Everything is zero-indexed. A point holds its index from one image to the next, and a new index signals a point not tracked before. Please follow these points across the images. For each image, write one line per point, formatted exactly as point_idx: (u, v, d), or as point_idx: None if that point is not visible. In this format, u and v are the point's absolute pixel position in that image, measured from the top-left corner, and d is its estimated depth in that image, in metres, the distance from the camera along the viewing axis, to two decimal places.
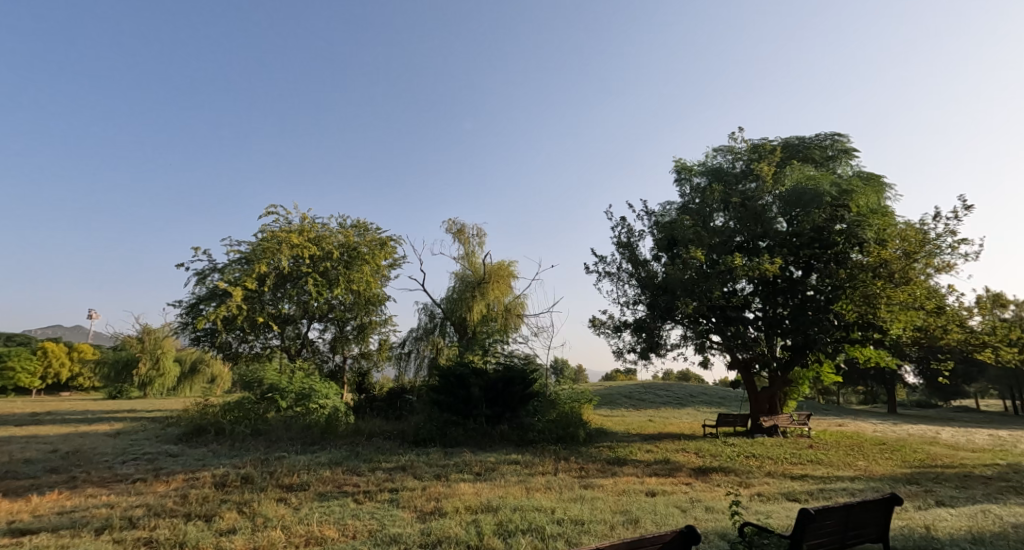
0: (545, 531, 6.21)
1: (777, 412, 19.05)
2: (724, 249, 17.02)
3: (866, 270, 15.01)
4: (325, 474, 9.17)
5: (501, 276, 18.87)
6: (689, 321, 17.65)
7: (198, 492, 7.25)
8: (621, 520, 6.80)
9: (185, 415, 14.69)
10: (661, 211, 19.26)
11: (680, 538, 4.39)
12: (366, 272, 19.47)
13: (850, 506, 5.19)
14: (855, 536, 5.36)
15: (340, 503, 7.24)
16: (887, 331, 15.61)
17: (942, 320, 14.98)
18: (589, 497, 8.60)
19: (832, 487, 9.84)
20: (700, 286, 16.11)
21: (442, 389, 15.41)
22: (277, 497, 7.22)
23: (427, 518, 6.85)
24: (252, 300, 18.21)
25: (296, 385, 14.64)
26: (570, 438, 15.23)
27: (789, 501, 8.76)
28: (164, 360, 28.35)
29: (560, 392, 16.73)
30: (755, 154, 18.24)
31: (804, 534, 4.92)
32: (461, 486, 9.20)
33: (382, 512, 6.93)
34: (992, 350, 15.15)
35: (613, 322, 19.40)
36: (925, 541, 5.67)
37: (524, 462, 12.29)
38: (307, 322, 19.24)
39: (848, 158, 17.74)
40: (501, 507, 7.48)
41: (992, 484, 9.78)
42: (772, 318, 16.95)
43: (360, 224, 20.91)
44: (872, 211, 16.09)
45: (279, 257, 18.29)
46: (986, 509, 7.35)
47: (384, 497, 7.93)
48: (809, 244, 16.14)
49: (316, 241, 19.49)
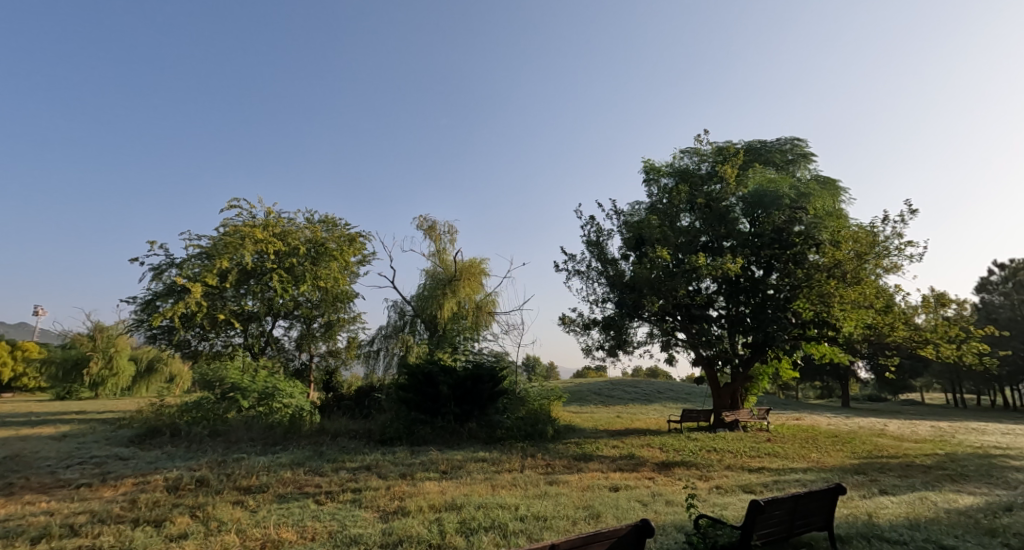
0: (508, 528, 6.28)
1: (738, 407, 19.69)
2: (689, 249, 17.46)
3: (822, 270, 15.72)
4: (285, 475, 8.99)
5: (472, 273, 18.90)
6: (656, 319, 18.04)
7: (147, 496, 7.01)
8: (583, 516, 6.94)
9: (139, 416, 14.13)
10: (630, 211, 19.52)
11: (636, 531, 4.52)
12: (334, 268, 19.10)
13: (798, 498, 5.42)
14: (802, 525, 5.61)
15: (300, 504, 7.13)
16: (840, 329, 16.37)
17: (890, 319, 15.81)
18: (553, 493, 8.73)
19: (785, 479, 10.26)
20: (666, 285, 16.47)
21: (409, 388, 15.23)
22: (234, 500, 7.05)
23: (390, 518, 6.81)
24: (212, 296, 17.60)
25: (258, 384, 14.23)
26: (537, 435, 15.45)
27: (745, 493, 9.08)
28: (117, 359, 27.22)
29: (530, 390, 16.75)
30: (720, 156, 18.68)
31: (753, 526, 5.08)
32: (426, 486, 9.13)
33: (343, 513, 6.85)
34: (934, 347, 16.09)
35: (582, 320, 19.66)
36: (866, 528, 5.97)
37: (492, 459, 12.37)
38: (271, 319, 18.71)
39: (807, 162, 18.43)
40: (465, 505, 7.49)
41: (931, 472, 10.39)
42: (735, 317, 17.53)
43: (328, 219, 20.49)
44: (829, 214, 16.74)
45: (242, 252, 17.73)
46: (923, 496, 7.80)
47: (346, 497, 7.84)
48: (769, 244, 16.56)
49: (282, 236, 19.05)
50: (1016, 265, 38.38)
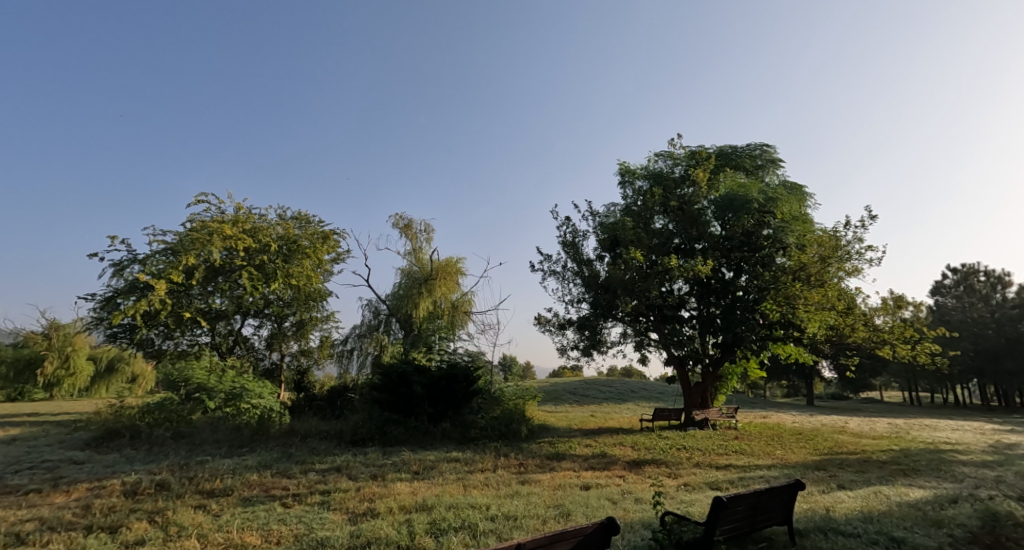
0: (478, 528, 6.28)
1: (708, 405, 20.13)
2: (662, 251, 17.77)
3: (788, 273, 16.23)
4: (252, 478, 8.80)
5: (448, 272, 18.82)
6: (630, 319, 18.34)
7: (103, 501, 6.78)
8: (554, 515, 7.01)
9: (96, 418, 13.58)
10: (606, 212, 19.77)
11: (602, 530, 4.60)
12: (307, 266, 18.71)
13: (759, 494, 5.56)
14: (763, 520, 5.78)
15: (266, 508, 6.98)
16: (805, 330, 16.86)
17: (851, 319, 16.51)
18: (524, 492, 8.76)
19: (750, 475, 10.55)
20: (639, 286, 16.74)
21: (383, 388, 15.11)
22: (196, 504, 6.86)
23: (358, 520, 6.74)
24: (178, 294, 16.99)
25: (226, 385, 13.79)
26: (512, 434, 15.47)
27: (712, 489, 9.32)
28: (74, 358, 26.16)
29: (505, 390, 16.79)
30: (693, 160, 19.03)
31: (716, 522, 5.20)
32: (397, 486, 9.10)
33: (310, 515, 6.75)
34: (890, 347, 16.78)
35: (557, 320, 19.80)
36: (824, 521, 6.19)
37: (465, 459, 12.34)
38: (241, 317, 18.26)
39: (775, 168, 18.98)
40: (435, 506, 7.46)
41: (886, 467, 10.85)
42: (705, 317, 17.85)
43: (301, 216, 20.10)
44: (796, 218, 17.21)
45: (210, 248, 17.12)
46: (878, 490, 8.12)
47: (314, 500, 7.70)
48: (739, 247, 17.20)
49: (253, 233, 18.56)
50: (967, 269, 40.54)
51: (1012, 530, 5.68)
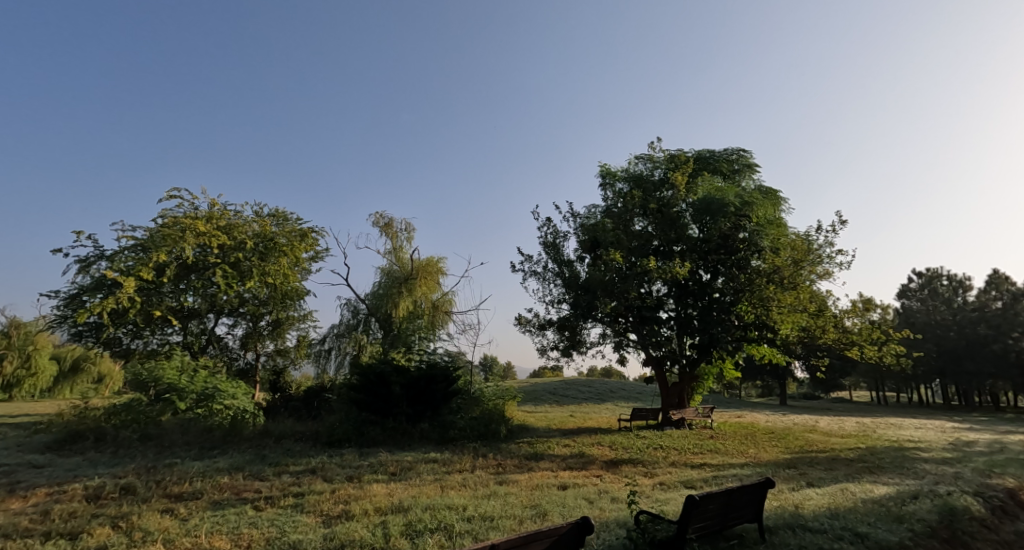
0: (454, 529, 6.27)
1: (685, 405, 20.39)
2: (642, 252, 17.92)
3: (762, 275, 16.61)
4: (222, 480, 8.61)
5: (429, 272, 18.76)
6: (609, 320, 18.52)
7: (63, 506, 6.55)
8: (530, 515, 7.02)
9: (59, 419, 13.09)
10: (586, 213, 19.88)
11: (576, 529, 4.63)
12: (284, 264, 18.35)
13: (731, 492, 5.67)
14: (734, 518, 5.89)
15: (236, 511, 6.83)
16: (778, 331, 17.15)
17: (822, 321, 16.97)
18: (502, 493, 8.77)
19: (724, 474, 10.74)
20: (619, 287, 16.88)
21: (361, 388, 14.97)
22: (162, 508, 6.68)
23: (332, 523, 6.64)
24: (147, 292, 16.46)
25: (197, 385, 13.47)
26: (490, 434, 15.44)
27: (686, 488, 9.45)
28: (36, 358, 25.20)
29: (485, 390, 16.75)
30: (672, 164, 19.28)
31: (689, 521, 5.27)
32: (373, 487, 9.01)
33: (282, 518, 6.64)
34: (858, 349, 17.28)
35: (537, 321, 19.87)
36: (793, 518, 6.32)
37: (443, 460, 12.26)
38: (214, 316, 17.83)
39: (751, 172, 19.36)
40: (412, 507, 7.42)
41: (853, 465, 11.17)
42: (683, 318, 18.10)
43: (278, 214, 19.77)
44: (770, 222, 17.56)
45: (183, 245, 16.63)
46: (845, 487, 8.35)
47: (287, 502, 7.58)
48: (716, 250, 17.48)
49: (227, 230, 18.14)
50: (931, 273, 42.12)
51: (968, 525, 5.92)
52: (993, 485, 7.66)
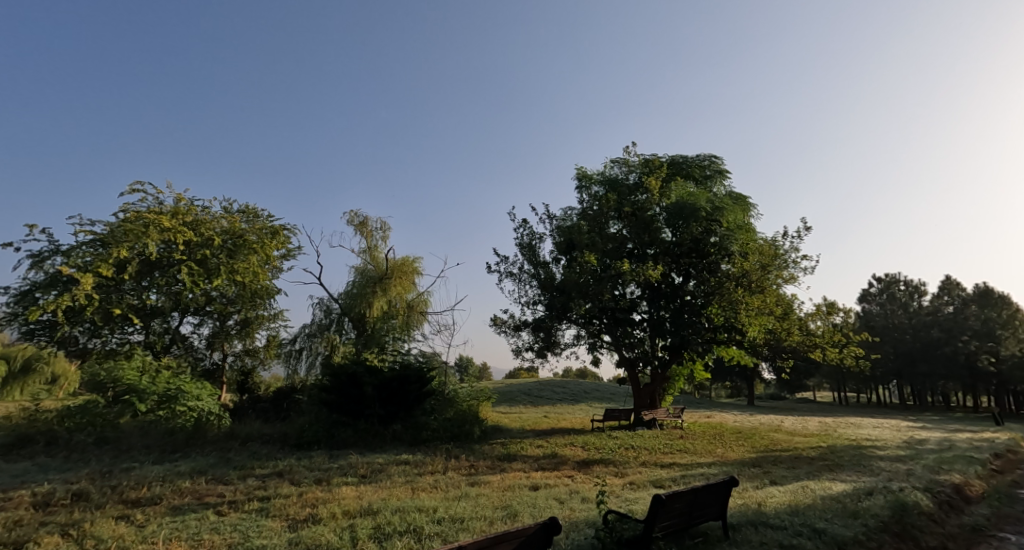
0: (423, 531, 6.21)
1: (656, 406, 20.71)
2: (616, 255, 18.14)
3: (732, 279, 16.98)
4: (183, 485, 8.33)
5: (404, 272, 18.59)
6: (583, 322, 18.70)
7: (10, 515, 6.25)
8: (500, 516, 7.03)
9: (6, 423, 12.45)
10: (562, 216, 20.04)
11: (544, 530, 4.64)
12: (253, 262, 17.90)
13: (696, 491, 5.78)
14: (699, 516, 6.01)
15: (198, 517, 6.63)
16: (746, 334, 17.52)
17: (787, 324, 17.43)
18: (473, 494, 8.76)
19: (692, 473, 10.96)
20: (593, 289, 17.07)
21: (332, 389, 14.75)
22: (118, 514, 6.44)
23: (297, 527, 6.51)
24: (106, 289, 15.77)
25: (159, 386, 12.84)
26: (464, 435, 15.39)
27: (655, 488, 9.60)
28: None
29: (459, 391, 16.67)
30: (647, 168, 19.57)
31: (655, 519, 5.36)
32: (342, 490, 8.87)
33: (246, 523, 6.48)
34: (821, 350, 17.84)
35: (512, 322, 19.91)
36: (756, 516, 6.48)
37: (414, 461, 12.17)
38: (178, 315, 17.24)
39: (722, 179, 19.83)
40: (381, 510, 7.34)
41: (814, 463, 11.53)
42: (656, 321, 18.37)
43: (248, 210, 19.28)
44: (740, 227, 17.84)
45: (145, 241, 15.95)
46: (806, 485, 8.60)
47: (251, 507, 7.40)
48: (688, 253, 17.97)
49: (194, 226, 17.53)
50: (889, 278, 43.82)
51: (917, 520, 6.19)
52: (941, 481, 8.03)
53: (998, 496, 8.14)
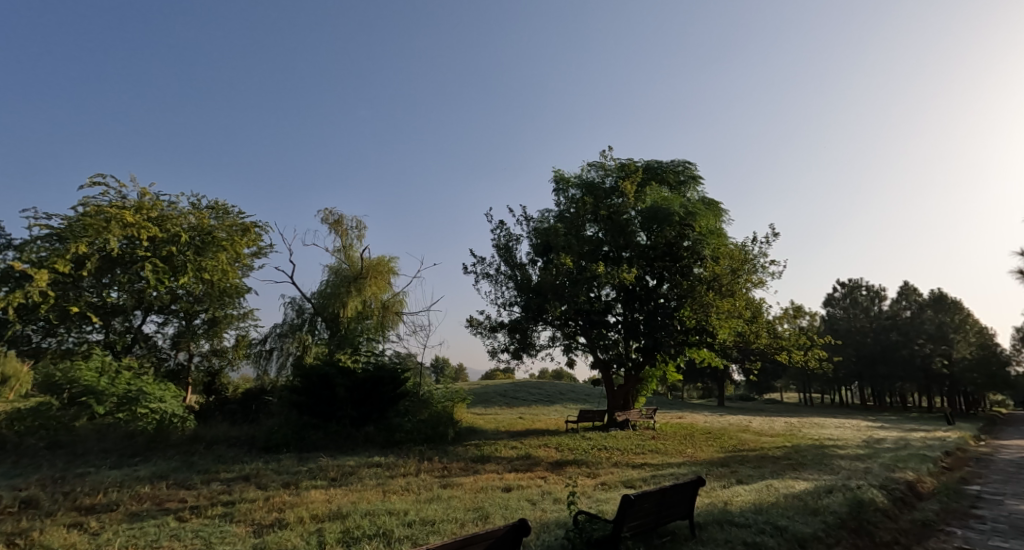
0: (393, 534, 6.14)
1: (629, 406, 20.97)
2: (592, 257, 18.27)
3: (703, 283, 17.34)
4: (142, 490, 8.05)
5: (379, 272, 18.35)
6: (559, 323, 18.79)
7: None
8: (472, 518, 7.00)
9: None
10: (539, 218, 20.10)
11: (513, 531, 4.63)
12: (222, 260, 17.39)
13: (665, 491, 5.87)
14: (666, 515, 6.09)
15: (157, 523, 6.41)
16: (716, 336, 17.89)
17: (756, 327, 17.84)
18: (445, 496, 8.71)
19: (663, 473, 11.14)
20: (568, 291, 17.17)
21: (303, 391, 14.45)
22: (70, 522, 6.18)
23: (263, 532, 6.36)
24: (63, 286, 15.13)
25: (119, 388, 12.38)
26: (437, 437, 15.26)
27: (626, 488, 9.72)
28: None
29: (434, 392, 16.58)
30: (623, 173, 19.80)
31: (624, 518, 5.42)
32: (311, 494, 8.71)
33: (209, 529, 6.29)
34: (788, 353, 18.34)
35: (488, 323, 19.89)
36: (722, 514, 6.62)
37: (386, 464, 12.03)
38: (141, 314, 16.68)
39: (696, 184, 20.20)
40: (351, 513, 7.23)
41: (779, 462, 11.83)
42: (630, 323, 18.58)
43: (217, 206, 18.70)
44: (712, 232, 18.20)
45: (106, 237, 15.28)
46: (770, 484, 8.81)
47: (215, 512, 7.20)
48: (662, 257, 18.25)
49: (159, 221, 16.84)
50: (851, 284, 45.47)
51: (872, 516, 6.42)
52: (896, 478, 8.35)
53: (948, 492, 8.50)
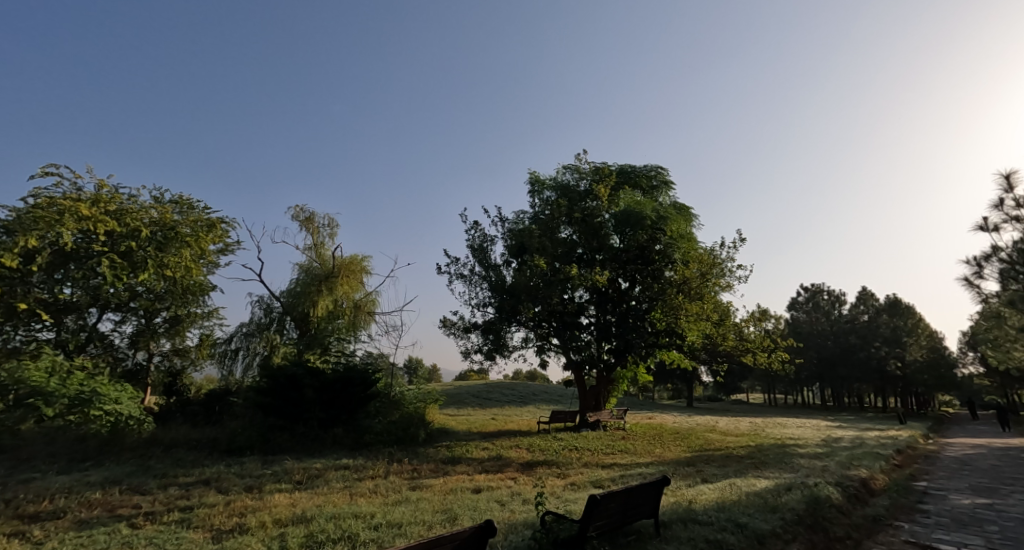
0: (358, 538, 6.04)
1: (601, 407, 21.15)
2: (566, 259, 18.39)
3: (674, 286, 17.64)
4: (93, 496, 7.70)
5: (351, 271, 18.03)
6: (532, 324, 18.86)
7: None
8: (440, 520, 6.93)
9: None
10: (515, 219, 20.13)
11: (478, 533, 4.60)
12: (185, 256, 16.80)
13: (630, 491, 5.94)
14: (632, 515, 6.15)
15: (107, 530, 6.14)
16: (686, 338, 18.21)
17: (723, 330, 18.29)
18: (414, 498, 8.62)
19: (631, 473, 11.29)
20: (542, 292, 17.22)
21: (269, 392, 14.08)
22: (12, 532, 5.87)
23: (222, 538, 6.16)
24: (11, 282, 14.30)
25: (70, 389, 11.71)
26: (408, 439, 15.06)
27: (595, 488, 9.80)
28: None
29: (406, 392, 16.40)
30: (597, 176, 20.03)
31: (590, 518, 5.45)
32: (274, 498, 8.49)
33: (164, 536, 6.07)
34: (753, 354, 18.83)
35: (462, 323, 19.80)
36: (686, 513, 6.74)
37: (354, 466, 11.82)
38: (97, 311, 15.99)
39: (668, 189, 20.56)
40: (315, 517, 7.07)
41: (743, 461, 12.12)
42: (603, 325, 18.73)
43: (181, 201, 18.12)
44: (682, 236, 18.51)
45: (60, 230, 14.57)
46: (733, 482, 9.03)
47: (171, 518, 6.94)
48: (634, 260, 18.47)
49: (117, 215, 16.09)
50: (814, 288, 47.02)
51: (827, 512, 6.64)
52: (851, 476, 8.67)
53: (897, 488, 8.87)
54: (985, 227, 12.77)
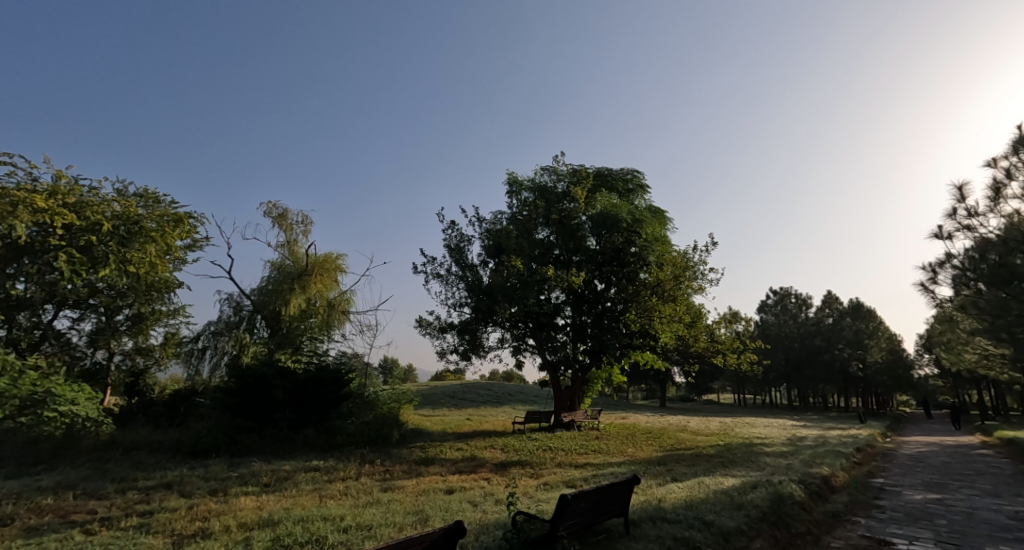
0: (327, 541, 5.92)
1: (575, 407, 21.24)
2: (543, 260, 18.44)
3: (648, 288, 17.81)
4: (44, 502, 7.36)
5: (325, 269, 17.70)
6: (508, 325, 18.90)
7: None
8: (411, 521, 6.87)
9: None
10: (492, 220, 20.10)
11: (447, 534, 4.55)
12: (150, 252, 16.30)
13: (602, 490, 5.99)
14: (602, 514, 6.19)
15: (58, 538, 5.88)
16: (659, 339, 18.43)
17: (694, 331, 18.64)
18: (386, 500, 8.50)
19: (603, 472, 11.39)
20: (518, 293, 17.17)
21: (238, 392, 13.69)
22: None
23: (182, 543, 5.96)
24: None
25: (23, 389, 11.08)
26: (382, 440, 14.82)
27: (567, 488, 9.85)
28: None
29: (380, 393, 16.19)
30: (574, 178, 20.16)
31: (561, 518, 5.46)
32: (240, 501, 8.26)
33: (120, 542, 5.84)
34: (723, 355, 19.22)
35: (438, 323, 19.67)
36: (655, 511, 6.82)
37: (324, 468, 11.60)
38: (53, 309, 15.38)
39: (643, 192, 20.83)
40: (282, 520, 6.92)
41: (712, 460, 12.36)
42: (578, 326, 18.83)
43: (146, 194, 17.51)
44: (658, 239, 18.70)
45: (13, 222, 13.35)
46: (701, 481, 9.19)
47: (129, 523, 6.70)
48: (610, 262, 18.60)
49: (76, 208, 15.35)
50: (783, 291, 48.26)
51: (790, 509, 6.81)
52: (813, 473, 8.94)
53: (856, 485, 9.16)
54: (941, 234, 13.27)
